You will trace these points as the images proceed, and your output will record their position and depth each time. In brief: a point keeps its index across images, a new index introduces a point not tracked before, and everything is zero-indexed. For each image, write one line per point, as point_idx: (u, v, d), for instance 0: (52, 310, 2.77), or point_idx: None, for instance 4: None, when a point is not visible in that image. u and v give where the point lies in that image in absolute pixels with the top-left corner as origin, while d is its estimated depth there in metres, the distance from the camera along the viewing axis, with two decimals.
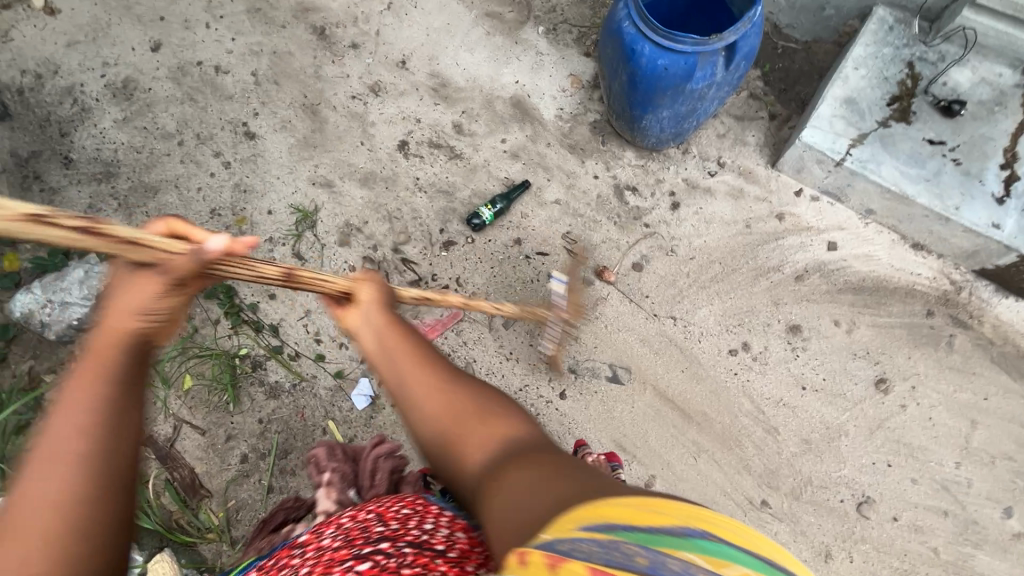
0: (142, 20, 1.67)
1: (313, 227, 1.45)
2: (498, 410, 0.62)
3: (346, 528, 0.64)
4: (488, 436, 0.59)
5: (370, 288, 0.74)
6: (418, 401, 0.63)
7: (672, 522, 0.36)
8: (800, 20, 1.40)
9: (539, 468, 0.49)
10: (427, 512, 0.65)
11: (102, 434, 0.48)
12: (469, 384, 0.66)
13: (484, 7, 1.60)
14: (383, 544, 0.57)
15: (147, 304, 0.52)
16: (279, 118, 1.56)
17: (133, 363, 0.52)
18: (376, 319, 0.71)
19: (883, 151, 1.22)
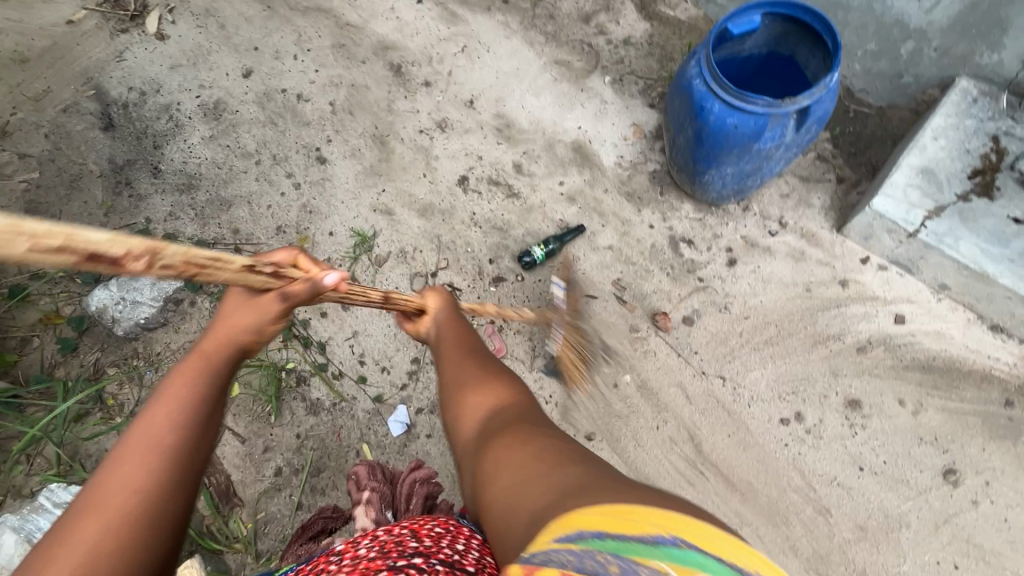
0: (238, 49, 1.82)
1: (369, 252, 1.50)
2: (503, 390, 0.74)
3: (382, 540, 0.73)
4: (486, 409, 0.71)
5: (436, 304, 0.98)
6: (447, 372, 0.81)
7: (647, 530, 0.36)
8: (876, 85, 1.37)
9: (523, 451, 0.57)
10: (458, 534, 0.76)
11: (196, 411, 0.60)
12: (489, 368, 0.80)
13: (553, 54, 1.66)
14: (417, 559, 0.66)
15: (256, 319, 0.66)
16: (350, 146, 1.65)
17: (231, 359, 0.66)
18: (444, 323, 0.96)
19: (962, 226, 1.16)
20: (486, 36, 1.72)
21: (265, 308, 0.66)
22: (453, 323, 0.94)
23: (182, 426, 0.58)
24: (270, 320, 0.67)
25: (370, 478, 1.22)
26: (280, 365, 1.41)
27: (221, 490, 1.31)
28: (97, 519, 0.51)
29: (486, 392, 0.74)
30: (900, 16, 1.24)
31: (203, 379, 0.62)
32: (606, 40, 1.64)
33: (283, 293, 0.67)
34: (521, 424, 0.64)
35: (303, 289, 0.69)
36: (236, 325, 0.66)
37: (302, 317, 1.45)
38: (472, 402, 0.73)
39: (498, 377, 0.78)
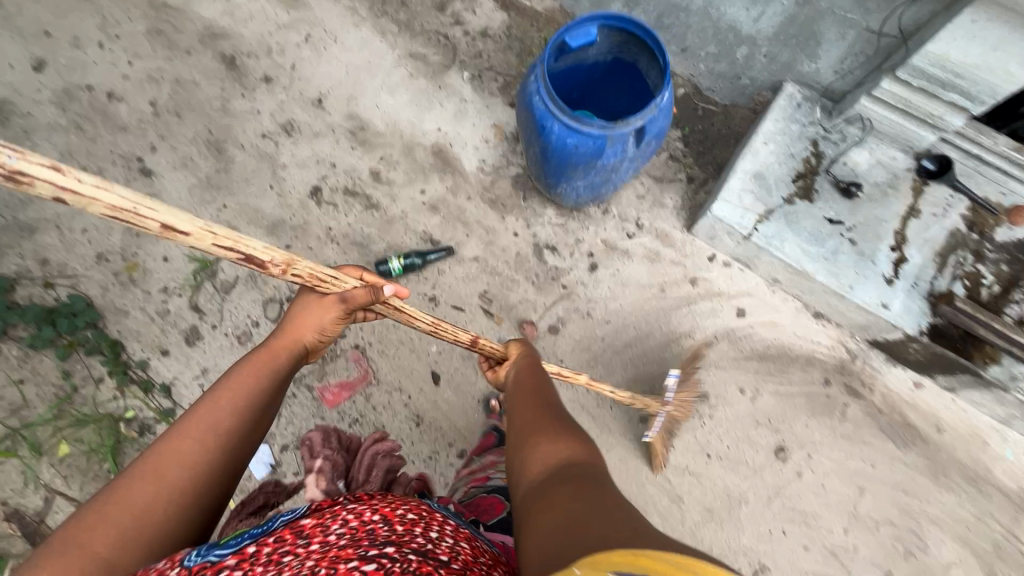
0: (24, 34, 1.51)
1: (213, 278, 1.36)
2: (577, 437, 0.69)
3: (353, 526, 0.62)
4: (556, 449, 0.67)
5: (519, 353, 0.99)
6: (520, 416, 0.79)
7: None
8: (719, 85, 1.43)
9: (583, 501, 0.55)
10: (431, 520, 0.68)
11: (254, 404, 0.72)
12: (562, 415, 0.76)
13: (408, 46, 1.54)
14: (389, 548, 0.57)
15: (321, 324, 0.81)
16: (180, 154, 1.44)
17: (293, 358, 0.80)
18: (523, 371, 0.93)
19: (787, 228, 1.25)
20: (331, 24, 1.56)
21: (328, 311, 0.81)
22: (534, 375, 0.90)
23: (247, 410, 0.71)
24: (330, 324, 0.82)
25: (324, 445, 1.01)
26: (118, 415, 1.27)
27: None
28: (164, 470, 0.63)
29: (557, 433, 0.70)
30: (733, 23, 1.28)
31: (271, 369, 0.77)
32: (462, 31, 1.55)
33: (343, 294, 0.81)
34: (584, 475, 0.61)
35: (364, 294, 0.82)
36: (303, 327, 0.81)
37: (140, 357, 1.31)
38: (540, 441, 0.69)
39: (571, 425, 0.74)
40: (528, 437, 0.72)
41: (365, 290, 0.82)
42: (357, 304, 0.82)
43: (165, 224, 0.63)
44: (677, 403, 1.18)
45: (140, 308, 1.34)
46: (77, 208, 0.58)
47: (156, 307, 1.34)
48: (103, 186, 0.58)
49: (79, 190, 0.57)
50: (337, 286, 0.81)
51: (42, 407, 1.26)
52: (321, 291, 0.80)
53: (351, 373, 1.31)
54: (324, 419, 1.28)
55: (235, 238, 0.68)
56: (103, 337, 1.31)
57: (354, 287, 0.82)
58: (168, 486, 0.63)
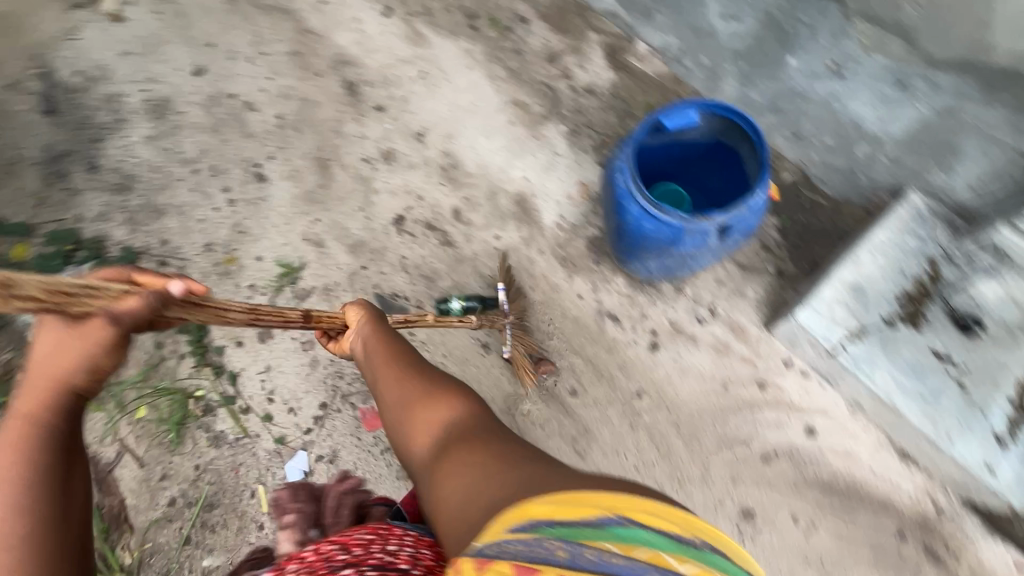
0: (192, 42, 1.75)
1: (294, 285, 1.47)
2: (450, 393, 0.82)
3: (309, 561, 0.74)
4: (434, 420, 0.79)
5: (360, 316, 0.99)
6: (389, 394, 0.86)
7: (594, 513, 0.52)
8: (832, 177, 1.28)
9: (473, 461, 0.68)
10: (388, 536, 0.79)
11: (33, 478, 0.61)
12: (425, 374, 0.86)
13: (513, 93, 1.58)
14: (348, 570, 0.68)
15: (90, 353, 0.65)
16: (292, 166, 1.58)
17: (68, 401, 0.65)
18: (366, 333, 0.97)
19: (881, 354, 1.11)
20: (447, 64, 1.64)
21: (93, 336, 0.64)
22: (384, 336, 0.95)
23: (25, 492, 0.60)
24: (102, 353, 0.65)
25: (294, 500, 1.17)
26: (190, 391, 1.40)
27: (114, 513, 1.33)
28: None
29: (431, 399, 0.81)
30: None
31: (33, 436, 0.62)
32: (569, 85, 1.55)
33: (108, 311, 0.64)
34: (466, 433, 0.74)
35: (133, 303, 0.66)
36: (61, 365, 0.64)
37: (218, 344, 1.43)
38: (416, 413, 0.80)
39: (439, 384, 0.85)
40: (405, 410, 0.82)
41: (143, 298, 0.67)
42: (134, 319, 0.67)
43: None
44: (508, 314, 1.26)
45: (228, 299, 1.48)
46: None
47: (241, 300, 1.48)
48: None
49: None
50: (101, 300, 0.64)
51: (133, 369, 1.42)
52: (76, 312, 0.63)
53: None
54: (360, 440, 1.36)
55: None
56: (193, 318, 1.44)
57: (122, 295, 0.66)
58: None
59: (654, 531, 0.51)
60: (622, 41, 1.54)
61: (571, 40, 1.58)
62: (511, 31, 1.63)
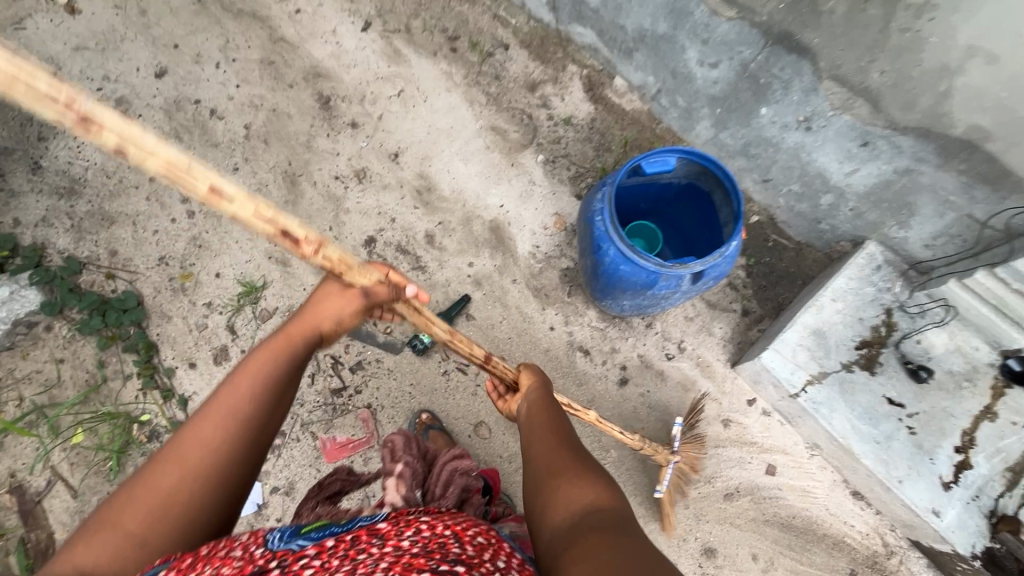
0: (156, 42, 1.66)
1: (255, 304, 1.40)
2: (595, 479, 0.69)
3: (426, 538, 0.61)
4: (573, 498, 0.66)
5: (532, 380, 1.01)
6: (536, 458, 0.78)
7: None
8: (796, 222, 1.37)
9: (610, 557, 0.53)
10: (501, 548, 0.63)
11: (239, 420, 0.67)
12: (579, 455, 0.75)
13: (491, 119, 1.57)
14: (460, 568, 0.54)
15: (336, 314, 0.77)
16: (257, 179, 1.52)
17: (310, 346, 0.76)
18: (532, 400, 0.96)
19: (839, 398, 1.16)
20: (426, 85, 1.62)
21: (345, 301, 0.77)
22: (546, 407, 0.92)
23: (237, 423, 0.67)
24: (346, 314, 0.78)
25: (405, 451, 1.10)
26: (134, 416, 1.32)
27: (41, 547, 1.24)
28: (127, 519, 0.60)
29: (576, 477, 0.70)
30: (823, 170, 1.20)
31: (255, 378, 0.70)
32: (547, 114, 1.56)
33: (365, 287, 0.78)
34: (607, 522, 0.60)
35: (382, 290, 0.80)
36: (321, 316, 0.77)
37: (169, 365, 1.36)
38: (558, 487, 0.69)
39: (590, 467, 0.73)
40: (547, 482, 0.71)
41: (388, 288, 0.81)
42: (377, 300, 0.80)
43: (223, 194, 0.66)
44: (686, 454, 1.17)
45: (183, 317, 1.40)
46: (140, 163, 0.61)
47: (196, 319, 1.39)
48: (156, 143, 0.61)
49: (151, 146, 0.60)
50: (361, 278, 0.78)
51: (71, 391, 1.34)
52: (345, 281, 0.77)
53: (358, 432, 1.32)
54: (319, 471, 1.29)
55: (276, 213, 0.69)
56: (143, 338, 1.37)
57: (377, 281, 0.80)
58: (152, 518, 0.61)
59: None
60: (602, 75, 1.56)
61: (552, 70, 1.59)
62: (491, 56, 1.63)
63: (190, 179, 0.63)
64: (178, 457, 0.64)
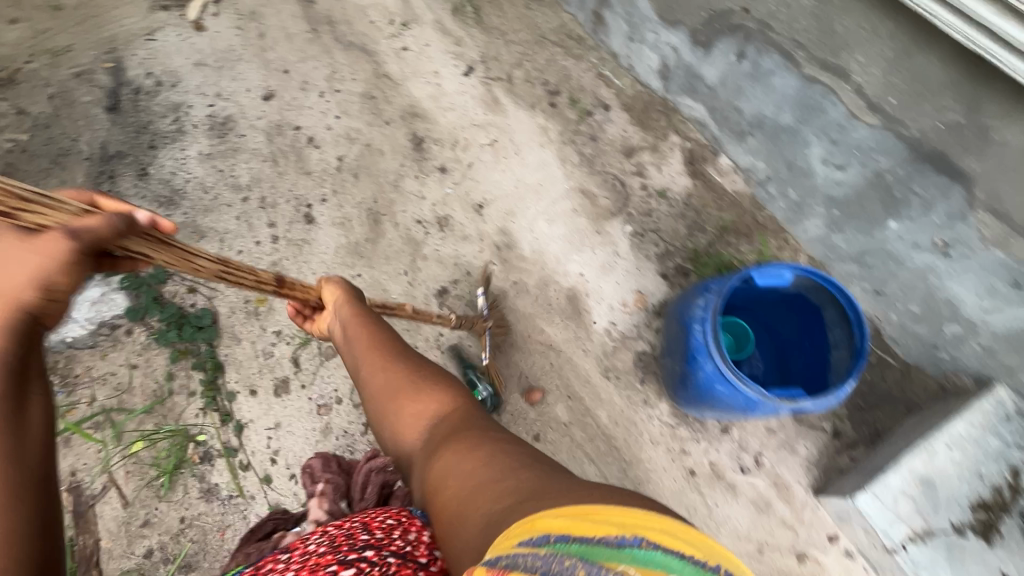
0: (268, 65, 1.72)
1: (322, 339, 1.39)
2: (433, 389, 0.87)
3: (331, 535, 0.82)
4: (421, 412, 0.84)
5: (337, 297, 1.03)
6: (370, 382, 0.90)
7: (612, 532, 0.41)
8: (908, 342, 1.23)
9: (458, 453, 0.70)
10: (410, 524, 0.81)
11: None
12: (403, 367, 0.89)
13: (582, 181, 1.52)
14: (368, 552, 0.74)
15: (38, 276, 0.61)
16: (342, 213, 1.54)
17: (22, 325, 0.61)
18: (344, 313, 1.00)
19: (945, 563, 1.02)
20: (520, 137, 1.59)
21: (49, 252, 0.62)
22: (360, 314, 0.98)
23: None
24: (63, 268, 0.62)
25: (326, 470, 1.19)
26: (192, 434, 1.34)
27: (86, 554, 1.27)
28: None
29: (418, 394, 0.86)
30: (955, 300, 1.07)
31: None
32: (641, 184, 1.49)
33: (66, 226, 0.63)
34: (450, 425, 0.79)
35: (100, 223, 0.66)
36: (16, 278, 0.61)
37: (231, 389, 1.37)
38: (403, 403, 0.85)
39: (418, 376, 0.89)
40: (389, 402, 0.86)
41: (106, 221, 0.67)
42: (98, 242, 0.65)
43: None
44: (491, 315, 1.32)
45: (251, 342, 1.40)
46: None
47: (264, 346, 1.40)
48: None
49: None
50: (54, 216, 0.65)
51: (139, 399, 1.37)
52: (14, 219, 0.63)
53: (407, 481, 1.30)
54: None
55: None
56: (212, 357, 1.39)
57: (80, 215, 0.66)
58: None
59: (679, 557, 0.39)
60: (705, 151, 1.48)
61: (652, 138, 1.52)
62: (591, 116, 1.58)
63: None
64: None
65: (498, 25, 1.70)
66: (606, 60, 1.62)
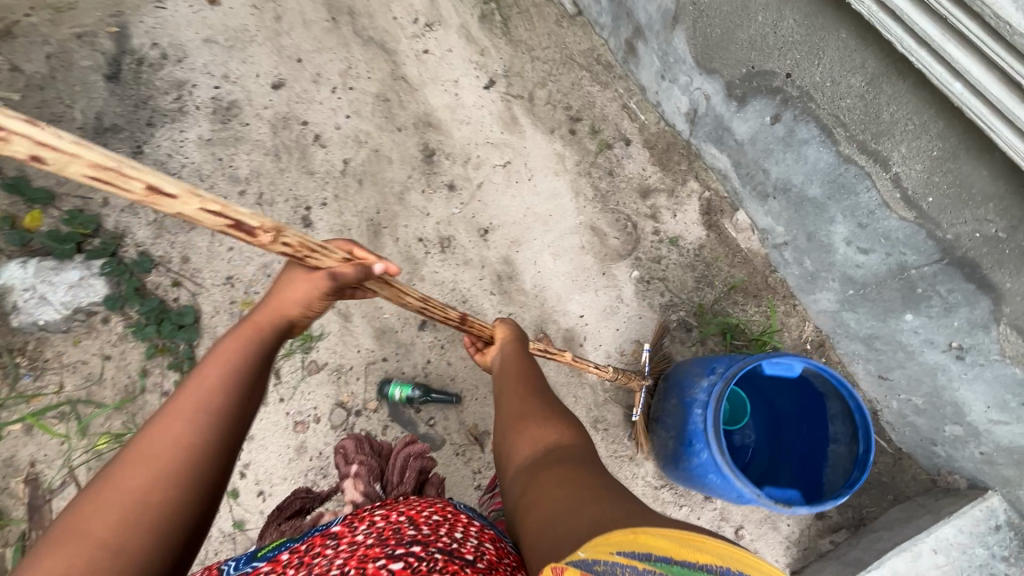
0: (281, 51, 1.64)
1: (306, 353, 1.33)
2: (560, 420, 0.85)
3: (379, 528, 0.82)
4: (540, 438, 0.81)
5: (506, 335, 1.10)
6: (507, 404, 0.92)
7: (712, 561, 0.47)
8: (904, 431, 1.20)
9: (576, 487, 0.65)
10: (455, 522, 0.86)
11: (213, 417, 0.63)
12: (540, 401, 0.90)
13: (594, 218, 1.47)
14: (416, 547, 0.74)
15: (305, 299, 0.73)
16: (341, 221, 1.48)
17: (276, 335, 0.73)
18: (507, 353, 1.07)
19: None
20: (535, 163, 1.53)
21: (314, 285, 0.73)
22: (518, 356, 1.05)
23: (206, 425, 0.62)
24: (316, 297, 0.74)
25: (359, 452, 1.19)
26: None
27: None
28: (76, 547, 0.51)
29: (542, 424, 0.83)
30: (961, 404, 1.04)
31: (234, 365, 0.67)
32: (654, 228, 1.44)
33: (332, 269, 0.73)
34: (567, 454, 0.75)
35: (351, 272, 0.75)
36: (289, 299, 0.73)
37: None
38: (528, 429, 0.83)
39: (554, 411, 0.88)
40: (518, 423, 0.86)
41: (356, 269, 0.75)
42: (346, 283, 0.75)
43: (31, 147, 0.45)
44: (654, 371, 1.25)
45: None
46: (53, 172, 0.47)
47: None
48: (73, 144, 0.46)
49: (58, 147, 0.46)
50: (325, 260, 0.73)
51: (109, 392, 1.35)
52: (309, 264, 0.72)
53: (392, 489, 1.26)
54: None
55: (224, 203, 0.58)
56: (190, 356, 1.37)
57: (344, 262, 0.75)
58: (105, 529, 0.53)
59: None
60: (723, 203, 1.43)
61: (670, 181, 1.47)
62: (610, 148, 1.52)
63: (122, 180, 0.50)
64: (142, 461, 0.58)
65: (525, 39, 1.63)
66: (633, 92, 1.56)
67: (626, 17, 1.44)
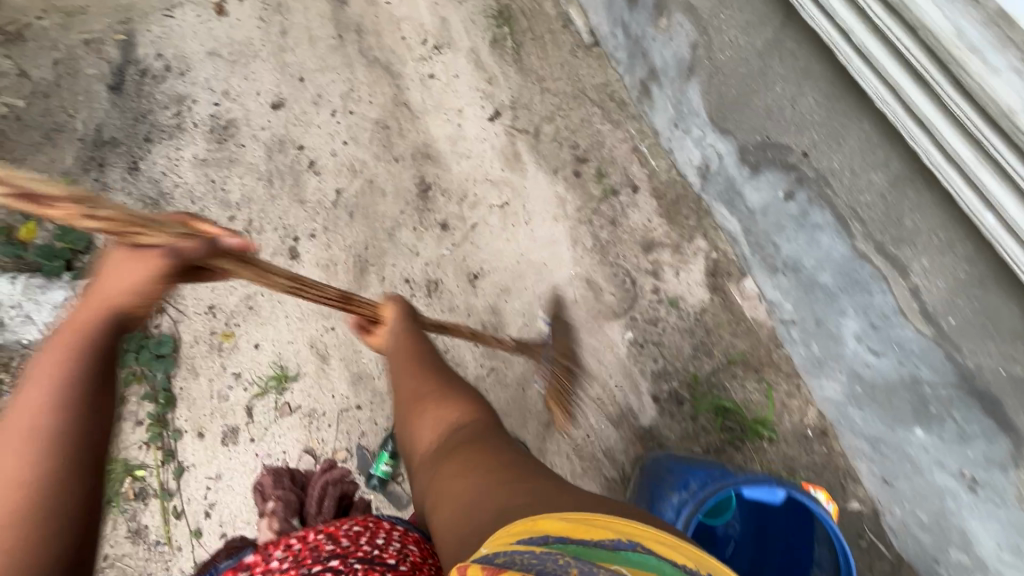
0: (283, 68, 1.58)
1: (280, 394, 1.30)
2: (452, 397, 0.83)
3: (295, 551, 0.79)
4: (441, 416, 0.80)
5: (391, 312, 0.95)
6: (405, 383, 0.87)
7: (607, 536, 0.46)
8: (906, 540, 1.10)
9: (476, 471, 0.65)
10: (377, 529, 0.83)
11: (52, 440, 0.53)
12: (438, 376, 0.87)
13: (590, 270, 1.38)
14: (333, 562, 0.74)
15: (139, 284, 0.57)
16: (329, 255, 1.44)
17: (109, 328, 0.58)
18: (397, 335, 0.93)
19: None
20: (534, 205, 1.44)
21: (146, 265, 0.57)
22: (407, 335, 0.92)
23: (46, 449, 0.53)
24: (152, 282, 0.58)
25: (276, 487, 1.20)
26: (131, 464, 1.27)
27: None
28: None
29: (438, 403, 0.82)
30: (969, 534, 0.93)
31: (65, 369, 0.55)
32: (654, 287, 1.35)
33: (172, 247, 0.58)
34: (473, 433, 0.75)
35: (195, 245, 0.60)
36: (113, 288, 0.57)
37: (178, 427, 1.29)
38: (425, 410, 0.82)
39: (451, 389, 0.85)
40: (415, 405, 0.83)
41: (200, 242, 0.60)
42: (195, 259, 0.60)
43: None
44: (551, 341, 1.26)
45: (208, 380, 1.31)
46: None
47: (222, 387, 1.31)
48: None
49: None
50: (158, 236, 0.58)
51: None
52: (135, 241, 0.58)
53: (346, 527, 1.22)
54: None
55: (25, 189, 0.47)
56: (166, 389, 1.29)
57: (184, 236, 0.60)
58: None
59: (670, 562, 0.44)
60: (731, 266, 1.33)
61: (676, 236, 1.37)
62: (615, 195, 1.42)
63: None
64: None
65: (537, 69, 1.53)
66: (645, 135, 1.45)
67: (643, 57, 1.33)
